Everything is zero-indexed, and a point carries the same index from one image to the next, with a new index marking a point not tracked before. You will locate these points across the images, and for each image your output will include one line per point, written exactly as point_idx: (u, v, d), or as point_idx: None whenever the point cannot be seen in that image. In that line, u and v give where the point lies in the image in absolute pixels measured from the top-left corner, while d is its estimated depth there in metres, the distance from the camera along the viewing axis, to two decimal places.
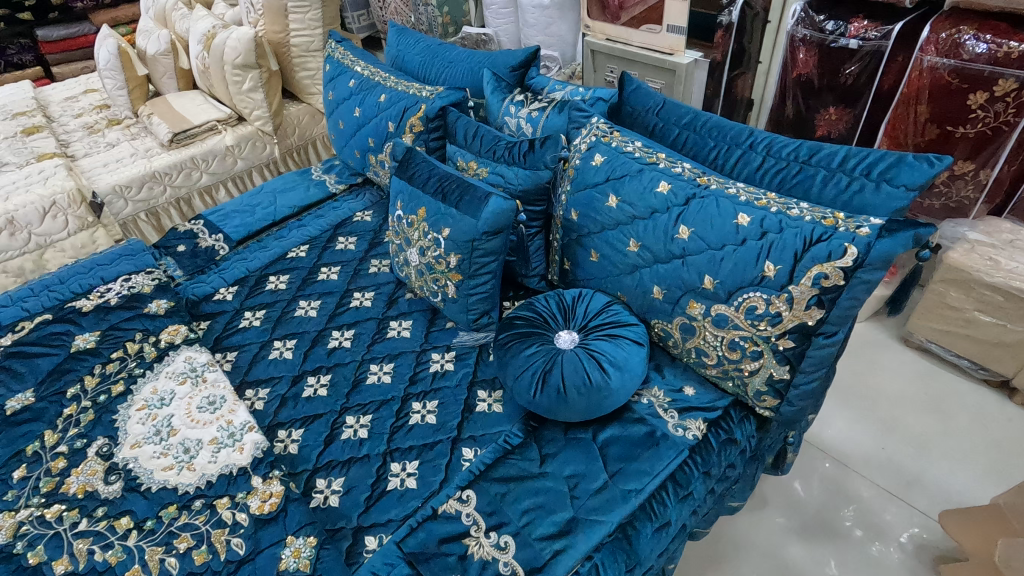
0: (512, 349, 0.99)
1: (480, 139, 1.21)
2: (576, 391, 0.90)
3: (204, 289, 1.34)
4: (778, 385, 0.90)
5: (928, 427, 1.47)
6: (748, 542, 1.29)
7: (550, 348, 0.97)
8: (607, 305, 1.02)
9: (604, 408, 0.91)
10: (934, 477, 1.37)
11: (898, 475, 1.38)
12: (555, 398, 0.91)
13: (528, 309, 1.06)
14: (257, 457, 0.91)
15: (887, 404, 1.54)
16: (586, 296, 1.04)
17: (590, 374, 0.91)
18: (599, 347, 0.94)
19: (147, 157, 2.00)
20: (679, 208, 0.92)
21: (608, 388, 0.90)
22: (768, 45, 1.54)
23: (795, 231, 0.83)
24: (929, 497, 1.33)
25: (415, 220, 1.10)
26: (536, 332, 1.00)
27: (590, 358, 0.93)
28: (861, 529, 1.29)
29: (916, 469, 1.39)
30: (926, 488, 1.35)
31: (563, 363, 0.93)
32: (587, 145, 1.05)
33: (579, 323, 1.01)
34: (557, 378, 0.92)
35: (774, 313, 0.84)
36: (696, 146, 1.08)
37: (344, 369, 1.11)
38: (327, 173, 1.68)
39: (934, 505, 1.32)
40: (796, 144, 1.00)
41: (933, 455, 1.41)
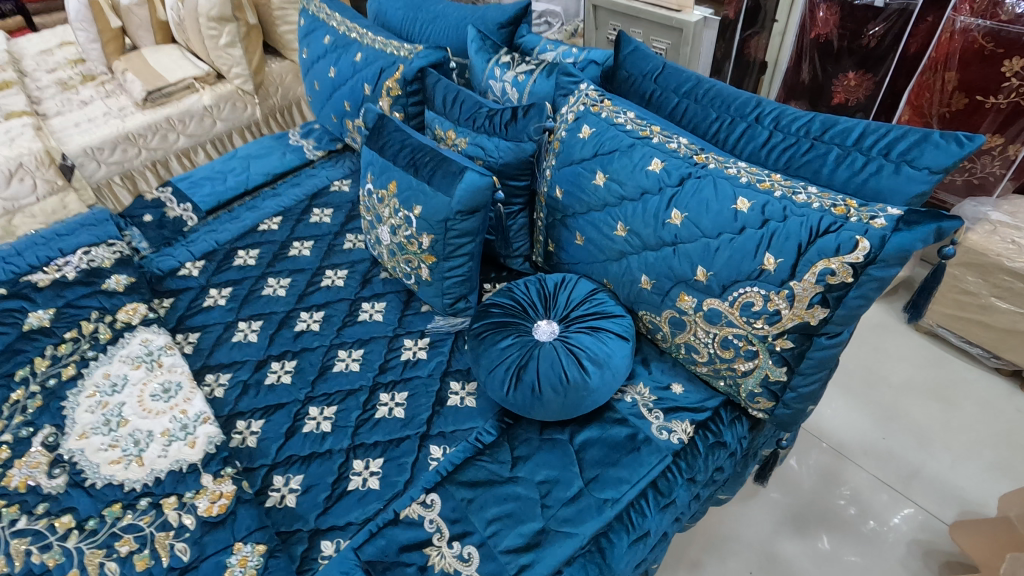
0: (486, 340, 0.91)
1: (460, 105, 1.09)
2: (552, 390, 0.83)
3: (170, 263, 1.26)
4: (774, 387, 0.83)
5: (933, 418, 1.40)
6: (737, 534, 1.24)
7: (526, 341, 0.89)
8: (592, 294, 0.93)
9: (583, 408, 0.83)
10: (936, 470, 1.30)
11: (897, 466, 1.32)
12: (529, 397, 0.84)
13: (507, 296, 0.97)
14: (209, 453, 0.86)
15: (891, 392, 1.46)
16: (570, 283, 0.96)
17: (567, 371, 0.83)
18: (579, 341, 0.86)
19: (120, 116, 1.88)
20: (672, 190, 0.82)
21: (587, 387, 0.83)
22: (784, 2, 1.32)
23: (800, 219, 0.73)
24: (930, 490, 1.27)
25: (385, 196, 1.01)
26: (513, 322, 0.92)
27: (568, 354, 0.85)
28: (855, 520, 1.24)
29: (917, 461, 1.32)
30: (926, 480, 1.29)
31: (539, 358, 0.85)
32: (574, 115, 0.95)
33: (560, 313, 0.93)
34: (532, 375, 0.84)
35: (772, 311, 0.76)
36: (697, 117, 0.97)
37: (310, 355, 1.04)
38: (305, 138, 1.58)
39: (935, 499, 1.26)
40: (807, 117, 0.89)
41: (936, 446, 1.35)
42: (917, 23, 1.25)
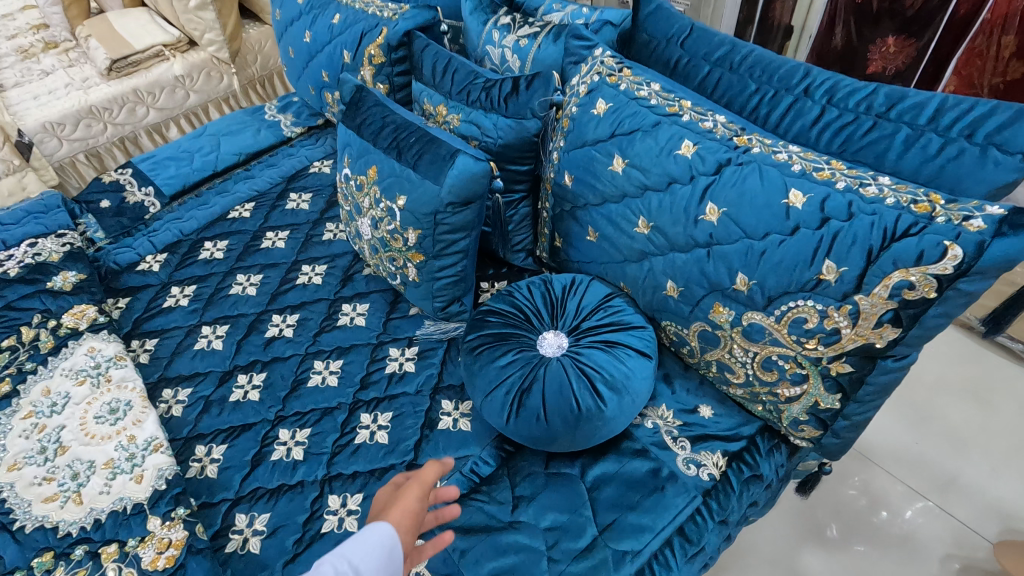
0: (481, 356, 0.78)
1: (452, 74, 0.93)
2: (560, 421, 0.70)
3: (128, 256, 1.12)
4: (823, 414, 0.70)
5: (971, 419, 1.22)
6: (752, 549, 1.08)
7: (530, 357, 0.75)
8: (607, 301, 0.80)
9: (596, 439, 0.71)
10: (975, 479, 1.13)
11: (929, 473, 1.15)
12: (533, 427, 0.71)
13: (507, 301, 0.84)
14: (159, 490, 0.73)
15: (921, 389, 1.29)
16: (581, 287, 0.82)
17: (578, 398, 0.70)
18: (592, 360, 0.73)
19: (83, 88, 1.70)
20: (707, 179, 0.68)
21: (602, 418, 0.70)
22: None
23: (870, 218, 0.58)
24: (968, 502, 1.10)
25: (364, 182, 0.86)
26: (514, 334, 0.79)
27: (579, 376, 0.72)
28: (878, 532, 1.08)
29: (953, 468, 1.15)
30: (964, 491, 1.12)
31: (544, 381, 0.72)
32: (587, 87, 0.80)
33: (569, 323, 0.80)
34: (536, 402, 0.71)
35: (830, 330, 0.62)
36: (732, 89, 0.82)
37: (282, 366, 0.91)
38: (282, 112, 1.42)
39: (974, 513, 1.09)
40: (868, 89, 0.74)
41: (974, 451, 1.17)
42: None
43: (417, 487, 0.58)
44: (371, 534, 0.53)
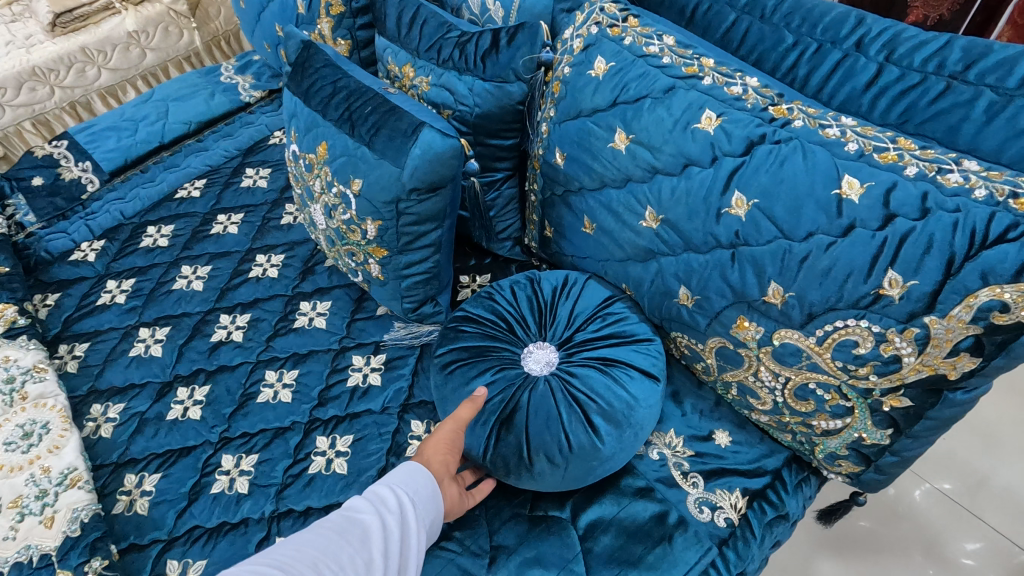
0: (453, 375, 0.65)
1: (421, 27, 0.76)
2: (546, 461, 0.58)
3: (62, 243, 0.98)
4: (866, 450, 0.57)
5: (1004, 413, 1.07)
6: None
7: (511, 378, 0.63)
8: (606, 306, 0.66)
9: (590, 479, 0.59)
10: (1010, 479, 0.98)
11: (957, 472, 1.00)
12: (513, 467, 0.58)
13: (486, 305, 0.70)
14: (72, 537, 0.62)
15: None
16: (576, 290, 0.69)
17: (569, 434, 0.58)
18: (586, 384, 0.60)
19: (25, 46, 1.52)
20: (733, 163, 0.53)
21: (598, 457, 0.58)
22: None
23: (953, 217, 0.44)
24: (1002, 505, 0.95)
25: (314, 162, 0.72)
26: (493, 347, 0.66)
27: (570, 406, 0.59)
28: (898, 533, 0.92)
29: (984, 467, 1.00)
30: (996, 493, 0.97)
31: (529, 411, 0.59)
32: (582, 42, 0.64)
33: (560, 334, 0.67)
34: (518, 438, 0.59)
35: (888, 357, 0.49)
36: (763, 43, 0.66)
37: (229, 377, 0.78)
38: (240, 74, 1.25)
39: (1008, 517, 0.94)
40: (938, 42, 0.58)
41: (1007, 450, 1.02)
42: None
43: (452, 424, 0.58)
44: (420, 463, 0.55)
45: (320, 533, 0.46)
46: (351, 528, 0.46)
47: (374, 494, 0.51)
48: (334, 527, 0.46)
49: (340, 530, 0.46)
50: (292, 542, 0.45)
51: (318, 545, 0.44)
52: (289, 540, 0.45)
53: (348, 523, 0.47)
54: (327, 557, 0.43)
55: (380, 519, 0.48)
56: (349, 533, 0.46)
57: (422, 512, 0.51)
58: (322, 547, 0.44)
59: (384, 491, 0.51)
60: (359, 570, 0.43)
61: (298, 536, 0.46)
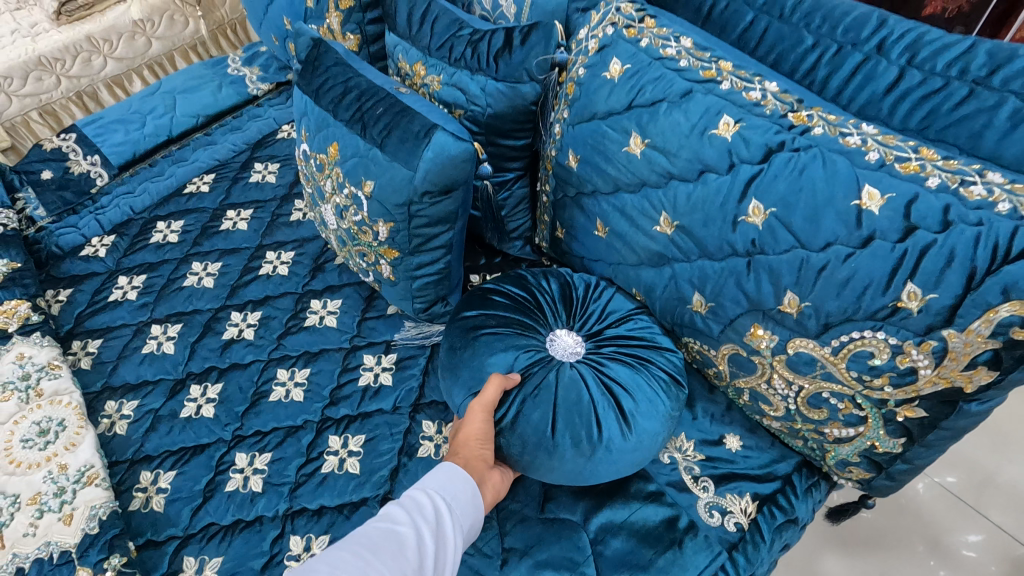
0: (479, 339, 0.64)
1: (431, 24, 0.75)
2: (570, 444, 0.57)
3: (72, 238, 0.99)
4: (878, 458, 0.57)
5: (1011, 414, 1.07)
6: None
7: (542, 357, 0.62)
8: (637, 315, 0.66)
9: (601, 476, 0.58)
10: (1016, 477, 0.99)
11: (964, 469, 1.01)
12: (533, 444, 0.57)
13: (516, 281, 0.70)
14: (91, 534, 0.63)
15: None
16: (609, 289, 0.69)
17: (601, 422, 0.57)
18: (621, 377, 0.60)
19: (31, 35, 1.52)
20: (751, 170, 0.53)
21: (623, 452, 0.57)
22: None
23: (976, 231, 0.44)
24: (1008, 502, 0.96)
25: (325, 163, 0.71)
26: (522, 322, 0.66)
27: (605, 393, 0.59)
28: (902, 526, 0.93)
29: (990, 466, 1.01)
30: (1001, 490, 0.97)
31: (559, 393, 0.59)
32: (598, 42, 0.63)
33: (590, 327, 0.67)
34: (545, 415, 0.58)
35: (903, 369, 0.49)
36: (782, 43, 0.65)
37: (241, 375, 0.79)
38: (248, 65, 1.25)
39: (1013, 514, 0.94)
40: (963, 46, 0.57)
41: (1013, 449, 1.03)
42: None
43: (482, 413, 0.57)
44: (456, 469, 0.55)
45: (359, 540, 0.46)
46: (390, 535, 0.46)
47: (408, 503, 0.51)
48: (372, 536, 0.46)
49: (379, 537, 0.46)
50: (332, 547, 0.44)
51: (359, 552, 0.44)
52: (329, 545, 0.45)
53: (388, 530, 0.47)
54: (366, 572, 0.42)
55: (416, 529, 0.48)
56: (388, 540, 0.46)
57: (454, 522, 0.51)
58: (363, 554, 0.44)
59: (420, 498, 0.51)
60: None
61: (338, 541, 0.45)
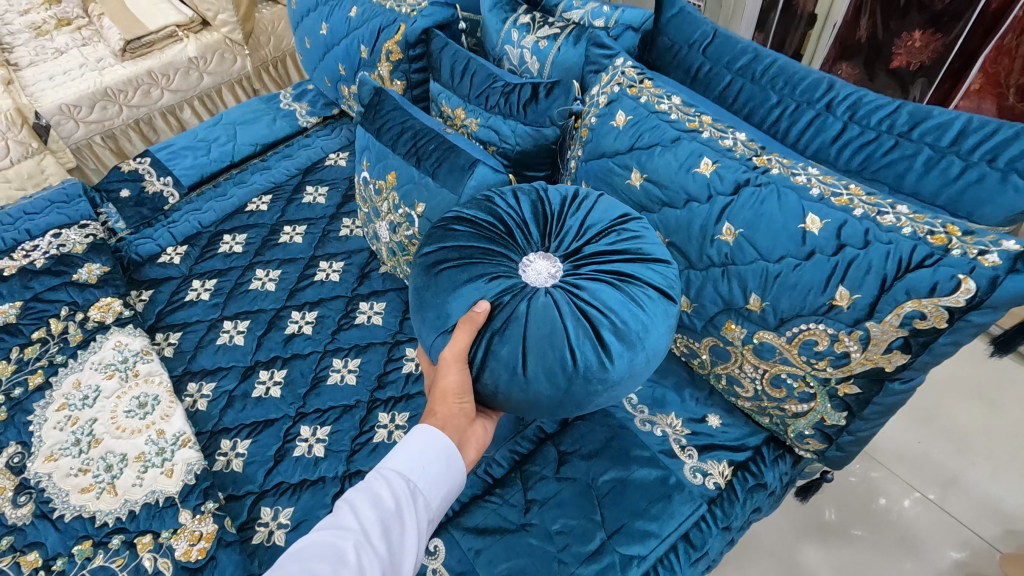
0: (445, 277, 0.66)
1: (470, 77, 0.94)
2: (544, 377, 0.60)
3: (149, 247, 1.14)
4: (828, 430, 0.72)
5: (975, 421, 1.19)
6: (756, 536, 1.07)
7: (511, 286, 0.64)
8: (622, 223, 0.69)
9: (582, 402, 0.61)
10: (976, 478, 1.11)
11: (930, 471, 1.13)
12: (507, 379, 0.61)
13: (484, 208, 0.73)
14: (189, 484, 0.77)
15: (929, 390, 1.25)
16: (586, 203, 0.71)
17: (575, 351, 0.60)
18: (598, 299, 0.62)
19: (98, 69, 1.71)
20: (724, 200, 0.68)
21: (604, 377, 0.60)
22: None
23: (886, 248, 0.59)
24: (969, 501, 1.08)
25: (383, 188, 0.87)
26: (489, 250, 0.68)
27: (580, 322, 0.61)
28: (874, 523, 1.07)
29: (955, 468, 1.13)
30: (964, 491, 1.10)
31: (528, 325, 0.61)
32: (607, 98, 0.80)
33: (564, 246, 0.69)
34: (515, 350, 0.61)
35: (839, 353, 0.63)
36: (753, 100, 0.82)
37: (302, 363, 0.94)
38: (297, 101, 1.43)
39: (973, 512, 1.07)
40: (892, 107, 0.73)
41: (977, 453, 1.15)
42: None
43: (456, 363, 0.62)
44: (426, 448, 0.62)
45: (302, 561, 0.53)
46: (331, 551, 0.53)
47: (373, 494, 0.59)
48: (314, 554, 0.53)
49: (321, 554, 0.53)
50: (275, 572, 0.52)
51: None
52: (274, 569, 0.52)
53: (330, 546, 0.54)
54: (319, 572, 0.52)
55: (374, 521, 0.57)
56: (328, 558, 0.53)
57: (412, 509, 0.59)
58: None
59: (382, 490, 0.59)
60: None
61: (282, 564, 0.53)
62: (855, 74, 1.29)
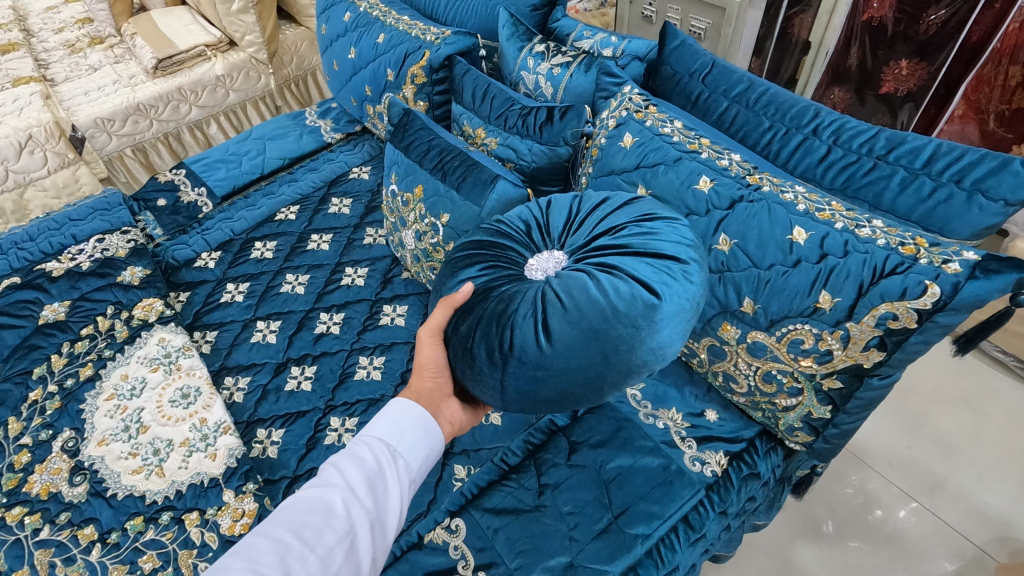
0: (454, 262, 0.78)
1: (490, 100, 1.05)
2: (485, 356, 0.66)
3: (185, 253, 1.22)
4: (816, 422, 0.79)
5: (961, 428, 1.23)
6: (754, 539, 1.12)
7: (506, 274, 0.72)
8: (639, 221, 0.71)
9: (519, 387, 0.64)
10: (963, 483, 1.15)
11: (919, 476, 1.17)
12: (460, 354, 0.69)
13: (516, 212, 0.81)
14: (230, 467, 0.85)
15: (917, 398, 1.30)
16: (612, 203, 0.75)
17: (517, 333, 0.64)
18: (561, 286, 0.65)
19: (130, 85, 1.81)
20: (721, 213, 0.77)
21: (541, 361, 0.63)
22: (824, 11, 1.29)
23: (862, 257, 0.67)
24: (956, 505, 1.12)
25: (411, 199, 0.96)
26: (500, 245, 0.76)
27: (534, 306, 0.65)
28: (865, 528, 1.11)
29: (942, 473, 1.17)
30: (951, 495, 1.14)
31: (489, 306, 0.68)
32: (616, 121, 0.89)
33: (578, 242, 0.73)
34: (470, 328, 0.68)
35: (823, 350, 0.71)
36: (747, 125, 0.90)
37: (331, 360, 1.01)
38: (322, 118, 1.53)
39: (961, 516, 1.11)
40: (872, 132, 0.81)
41: (964, 458, 1.19)
42: (982, 9, 1.07)
43: (429, 338, 0.72)
44: (405, 417, 0.68)
45: (293, 513, 0.57)
46: (320, 505, 0.58)
47: (353, 457, 0.63)
48: (303, 508, 0.58)
49: (310, 507, 0.58)
50: (268, 524, 0.56)
51: (291, 527, 0.56)
52: (267, 522, 0.57)
53: (319, 500, 0.58)
54: (307, 526, 0.56)
55: (357, 480, 0.61)
56: (317, 510, 0.57)
57: (394, 469, 0.64)
58: (294, 527, 0.56)
59: (364, 453, 0.64)
60: (331, 543, 0.56)
61: (274, 517, 0.57)
62: (846, 100, 1.39)
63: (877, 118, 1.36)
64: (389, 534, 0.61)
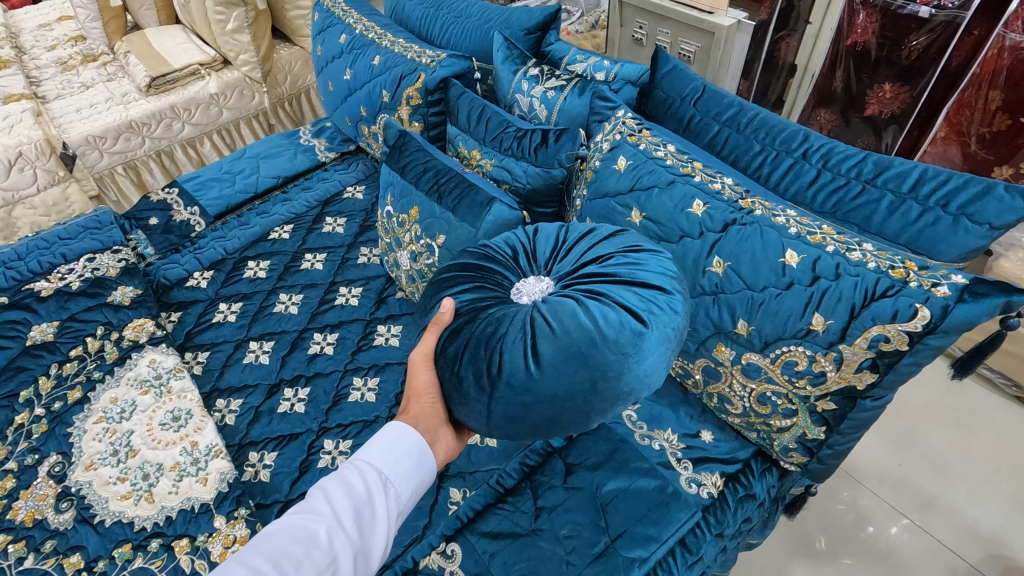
0: (438, 282, 0.77)
1: (485, 122, 1.07)
2: (471, 376, 0.66)
3: (177, 272, 1.21)
4: (810, 443, 0.79)
5: (951, 446, 1.24)
6: (748, 559, 1.11)
7: (490, 296, 0.72)
8: (626, 252, 0.72)
9: (502, 409, 0.64)
10: (956, 501, 1.16)
11: (911, 494, 1.18)
12: (447, 375, 0.68)
13: (504, 235, 0.80)
14: (223, 492, 0.84)
15: (906, 415, 1.31)
16: (597, 232, 0.76)
17: (506, 356, 0.64)
18: (552, 310, 0.66)
19: (123, 102, 1.81)
20: (714, 236, 0.77)
21: (529, 385, 0.63)
22: (807, 48, 1.34)
23: (854, 280, 0.68)
24: (949, 523, 1.13)
25: (406, 221, 0.98)
26: (487, 267, 0.75)
27: (524, 329, 0.65)
28: (859, 547, 1.11)
29: (934, 491, 1.18)
30: (943, 512, 1.14)
31: (477, 328, 0.68)
32: (610, 144, 0.91)
33: (565, 269, 0.73)
34: (459, 348, 0.68)
35: (817, 372, 0.71)
36: (738, 148, 0.92)
37: (324, 382, 1.00)
38: (316, 137, 1.54)
39: (954, 533, 1.11)
40: (858, 156, 0.83)
41: (956, 476, 1.20)
42: (961, 37, 1.11)
43: (424, 363, 0.71)
44: (401, 441, 0.67)
45: (274, 542, 0.56)
46: (303, 534, 0.57)
47: (342, 483, 0.62)
48: (285, 536, 0.56)
49: (292, 537, 0.56)
50: (247, 550, 0.55)
51: (270, 557, 0.54)
52: (246, 547, 0.55)
53: (302, 528, 0.57)
54: (286, 557, 0.54)
55: (343, 509, 0.60)
56: (300, 539, 0.56)
57: (384, 498, 0.63)
58: (273, 557, 0.54)
59: (353, 479, 0.63)
60: None
61: (254, 543, 0.55)
62: (833, 121, 1.41)
63: (862, 140, 1.38)
64: (371, 566, 0.60)
